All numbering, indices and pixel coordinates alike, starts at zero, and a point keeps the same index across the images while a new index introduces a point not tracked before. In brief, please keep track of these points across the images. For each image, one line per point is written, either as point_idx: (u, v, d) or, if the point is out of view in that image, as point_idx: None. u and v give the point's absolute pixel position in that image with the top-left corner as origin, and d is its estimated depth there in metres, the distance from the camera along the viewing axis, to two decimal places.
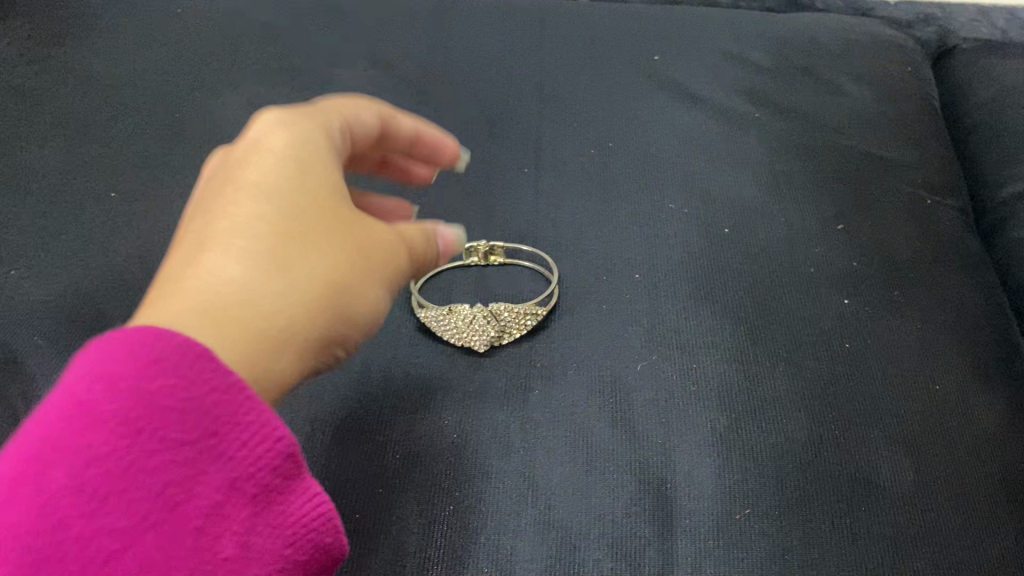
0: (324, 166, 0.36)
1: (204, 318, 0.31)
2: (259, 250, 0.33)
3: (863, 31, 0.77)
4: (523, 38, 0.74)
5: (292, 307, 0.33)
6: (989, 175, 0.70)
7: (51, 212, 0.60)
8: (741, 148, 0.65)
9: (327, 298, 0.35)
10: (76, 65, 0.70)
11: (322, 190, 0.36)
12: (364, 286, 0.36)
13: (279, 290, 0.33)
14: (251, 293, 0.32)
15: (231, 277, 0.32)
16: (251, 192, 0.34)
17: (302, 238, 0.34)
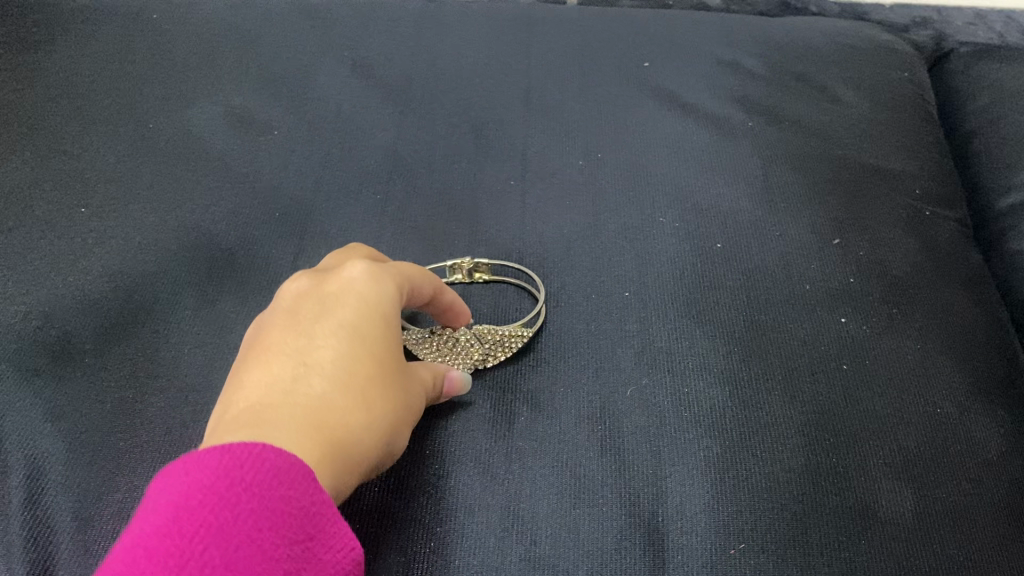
0: (393, 329, 0.44)
1: (320, 447, 0.37)
2: (346, 394, 0.40)
3: (858, 35, 0.75)
4: (509, 44, 0.72)
5: (368, 444, 0.39)
6: (986, 184, 0.68)
7: (18, 229, 0.58)
8: (733, 158, 0.63)
9: (382, 438, 0.40)
10: (47, 72, 0.68)
11: (392, 334, 0.43)
12: (403, 426, 0.42)
13: (359, 431, 0.39)
14: (346, 434, 0.38)
15: (334, 416, 0.38)
16: (340, 337, 0.41)
17: (374, 382, 0.41)
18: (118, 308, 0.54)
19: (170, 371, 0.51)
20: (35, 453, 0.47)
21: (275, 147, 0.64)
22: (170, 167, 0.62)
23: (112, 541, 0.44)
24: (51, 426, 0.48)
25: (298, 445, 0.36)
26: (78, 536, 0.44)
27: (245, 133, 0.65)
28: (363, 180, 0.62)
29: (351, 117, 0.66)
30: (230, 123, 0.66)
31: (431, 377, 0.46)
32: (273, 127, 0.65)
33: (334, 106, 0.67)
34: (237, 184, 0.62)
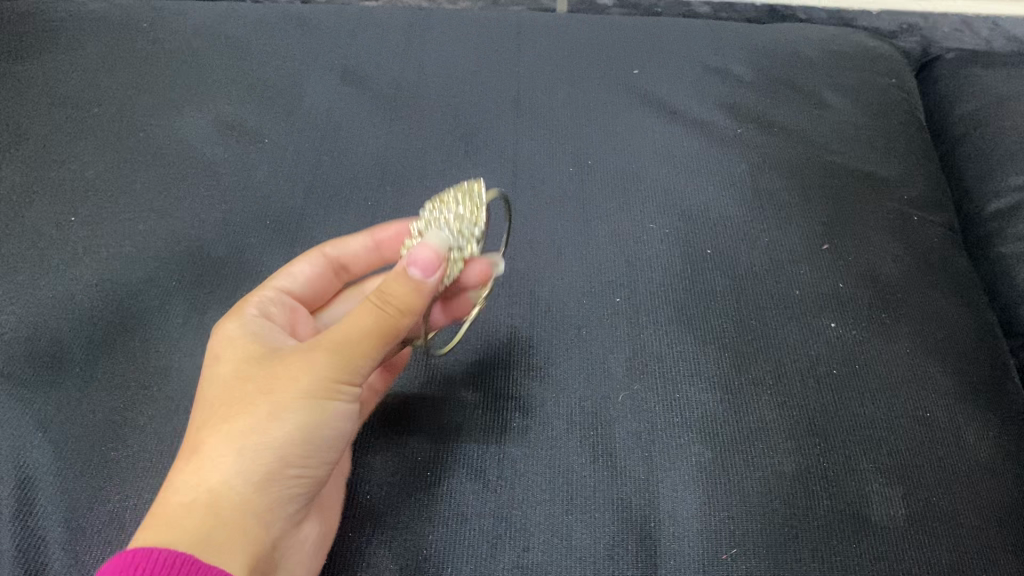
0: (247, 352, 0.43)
1: (161, 511, 0.37)
2: (195, 438, 0.39)
3: (846, 42, 0.76)
4: (499, 51, 0.72)
5: (225, 464, 0.38)
6: (974, 188, 0.69)
7: (8, 239, 0.58)
8: (723, 164, 0.63)
9: (251, 441, 0.39)
10: (34, 81, 0.68)
11: (246, 354, 0.43)
12: (288, 403, 0.40)
13: (207, 461, 0.38)
14: (188, 477, 0.38)
15: (175, 472, 0.39)
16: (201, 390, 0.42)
17: (227, 405, 0.40)
18: (107, 316, 0.54)
19: (162, 380, 0.51)
20: (24, 462, 0.47)
21: (264, 155, 0.64)
22: (159, 175, 0.62)
23: (106, 550, 0.44)
24: (42, 436, 0.48)
25: (150, 523, 0.37)
26: (69, 545, 0.44)
27: (235, 140, 0.65)
28: (355, 188, 0.62)
29: (341, 125, 0.66)
30: (219, 131, 0.66)
31: (367, 310, 0.40)
32: (262, 135, 0.65)
33: (324, 115, 0.67)
34: (228, 191, 0.62)
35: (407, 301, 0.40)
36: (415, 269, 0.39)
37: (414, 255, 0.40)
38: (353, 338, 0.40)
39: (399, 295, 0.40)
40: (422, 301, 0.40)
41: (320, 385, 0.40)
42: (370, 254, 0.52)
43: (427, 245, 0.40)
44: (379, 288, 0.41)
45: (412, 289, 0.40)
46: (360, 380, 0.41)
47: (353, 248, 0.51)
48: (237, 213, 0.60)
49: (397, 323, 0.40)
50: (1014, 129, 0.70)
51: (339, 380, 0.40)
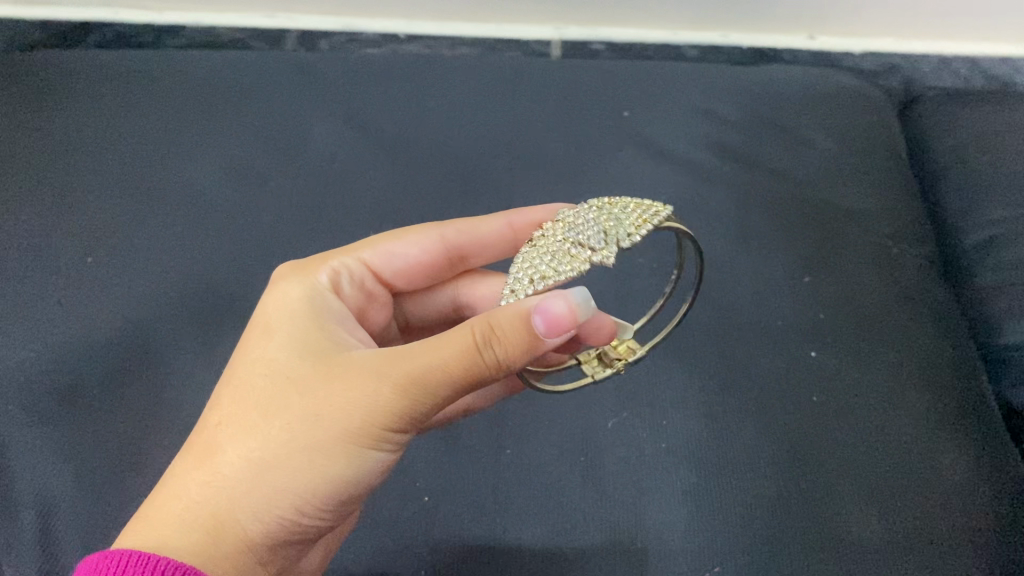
0: (307, 351, 0.40)
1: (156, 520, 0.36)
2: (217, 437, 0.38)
3: (829, 82, 0.79)
4: (495, 95, 0.75)
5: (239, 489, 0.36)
6: (954, 221, 0.71)
7: (28, 279, 0.61)
8: (709, 201, 0.66)
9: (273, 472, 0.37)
10: (51, 128, 0.71)
11: (302, 346, 0.40)
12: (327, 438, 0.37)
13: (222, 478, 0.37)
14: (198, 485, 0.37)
15: (185, 474, 0.37)
16: (248, 366, 0.40)
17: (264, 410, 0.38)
18: (124, 353, 0.57)
19: (176, 413, 0.55)
20: (54, 494, 0.51)
21: (271, 196, 0.67)
22: (170, 216, 0.66)
23: None
24: (68, 467, 0.52)
25: (165, 535, 0.36)
26: None
27: (243, 183, 0.68)
28: (357, 229, 0.66)
29: (344, 168, 0.69)
30: (228, 174, 0.69)
31: (457, 336, 0.36)
32: (269, 178, 0.69)
33: (328, 157, 0.70)
34: (236, 232, 0.65)
35: (512, 354, 0.36)
36: (541, 321, 0.36)
37: (543, 304, 0.36)
38: (427, 380, 0.36)
39: (505, 344, 0.36)
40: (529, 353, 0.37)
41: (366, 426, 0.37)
42: (495, 241, 0.52)
43: (563, 297, 0.36)
44: (490, 325, 0.36)
45: (525, 341, 0.36)
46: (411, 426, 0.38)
47: (477, 232, 0.52)
48: (246, 251, 0.63)
49: (482, 377, 0.36)
50: (991, 165, 0.73)
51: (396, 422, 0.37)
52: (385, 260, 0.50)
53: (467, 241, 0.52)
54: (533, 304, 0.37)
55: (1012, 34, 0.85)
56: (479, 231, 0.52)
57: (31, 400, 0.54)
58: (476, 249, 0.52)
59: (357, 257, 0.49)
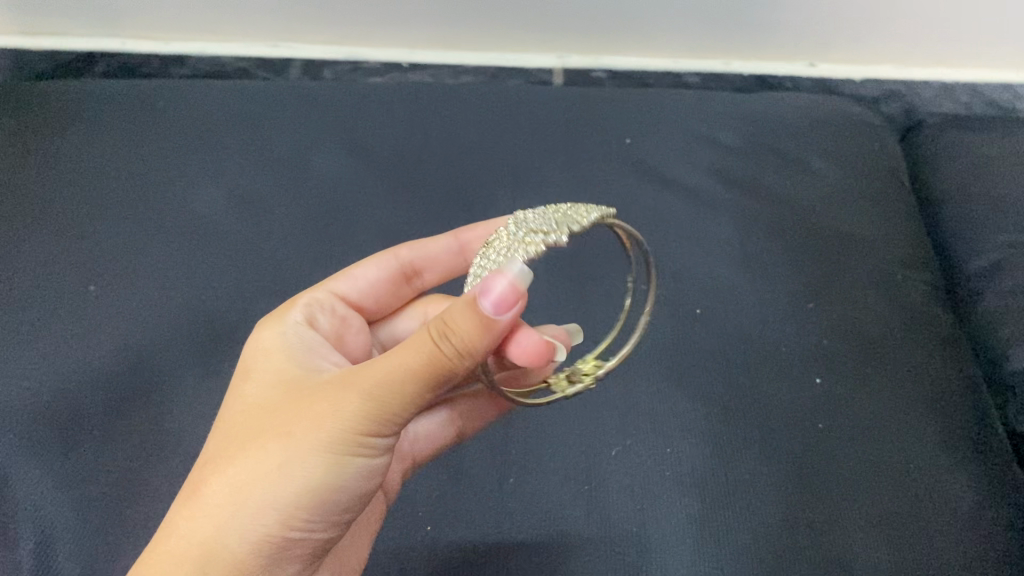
0: (286, 385, 0.41)
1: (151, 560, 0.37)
2: (205, 474, 0.39)
3: (830, 109, 0.79)
4: (497, 123, 0.76)
5: (225, 519, 0.37)
6: (957, 248, 0.71)
7: (32, 306, 0.61)
8: (711, 228, 0.67)
9: (257, 498, 0.37)
10: (56, 157, 0.72)
11: (282, 379, 0.41)
12: (306, 455, 0.37)
13: (209, 509, 0.37)
14: (188, 521, 0.37)
15: (177, 514, 0.38)
16: (237, 404, 0.41)
17: (245, 441, 0.38)
18: (126, 380, 0.57)
19: (178, 440, 0.54)
20: (55, 521, 0.51)
21: (274, 223, 0.67)
22: (173, 243, 0.66)
23: None
24: (70, 494, 0.52)
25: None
26: None
27: (247, 210, 0.68)
28: (360, 256, 0.66)
29: (347, 195, 0.70)
30: (232, 202, 0.69)
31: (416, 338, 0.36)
32: (272, 205, 0.69)
33: (330, 185, 0.70)
34: (239, 259, 0.65)
35: (469, 342, 0.34)
36: (485, 303, 0.34)
37: (488, 287, 0.34)
38: (393, 381, 0.36)
39: (458, 336, 0.34)
40: (490, 338, 0.35)
41: (342, 437, 0.37)
42: (447, 255, 0.54)
43: (504, 272, 0.35)
44: (441, 318, 0.35)
45: (480, 327, 0.34)
46: (391, 430, 0.38)
47: (428, 249, 0.53)
48: (248, 278, 0.63)
49: (444, 372, 0.35)
50: (993, 192, 0.73)
51: (370, 428, 0.37)
52: (350, 284, 0.51)
53: (419, 258, 0.53)
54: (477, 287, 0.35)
55: (1011, 62, 0.85)
56: (428, 248, 0.53)
57: (33, 427, 0.54)
58: (428, 265, 0.54)
59: (325, 290, 0.50)
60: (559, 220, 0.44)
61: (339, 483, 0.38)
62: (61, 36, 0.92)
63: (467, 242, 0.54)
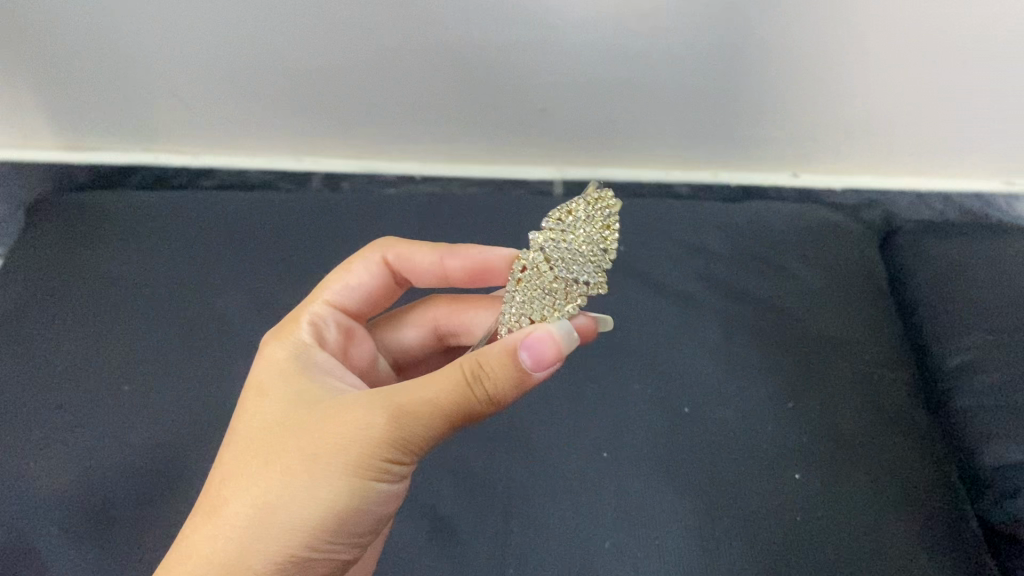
0: (307, 403, 0.44)
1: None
2: (225, 494, 0.42)
3: (811, 218, 0.85)
4: (502, 232, 0.82)
5: (244, 540, 0.40)
6: (933, 346, 0.76)
7: (71, 404, 0.66)
8: (699, 330, 0.72)
9: (277, 521, 0.40)
10: (95, 265, 0.78)
11: (303, 397, 0.44)
12: (323, 478, 0.40)
13: (230, 529, 0.41)
14: (209, 541, 0.41)
15: (195, 534, 0.42)
16: (253, 418, 0.45)
17: (267, 459, 0.42)
18: (156, 473, 0.62)
19: None
20: None
21: None
22: (200, 342, 0.71)
23: None
24: None
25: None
26: None
27: (269, 311, 0.74)
28: None
29: None
30: (254, 303, 0.74)
31: (447, 374, 0.40)
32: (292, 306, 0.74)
33: None
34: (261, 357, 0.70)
35: (498, 387, 0.39)
36: (526, 355, 0.39)
37: (530, 339, 0.39)
38: (419, 412, 0.40)
39: (493, 380, 0.39)
40: (519, 385, 0.40)
41: (359, 462, 0.40)
42: (430, 270, 0.57)
43: (550, 333, 0.39)
44: (477, 361, 0.39)
45: (512, 375, 0.39)
46: (409, 459, 0.41)
47: (415, 261, 0.56)
48: None
49: (469, 410, 0.39)
50: (965, 295, 0.78)
51: (388, 458, 0.40)
52: (345, 295, 0.55)
53: (404, 267, 0.57)
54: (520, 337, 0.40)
55: (981, 172, 0.92)
56: (413, 260, 0.56)
57: (71, 518, 0.59)
58: (412, 273, 0.57)
59: (324, 302, 0.54)
60: (589, 255, 0.44)
61: (357, 507, 0.41)
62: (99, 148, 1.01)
63: (449, 262, 0.56)
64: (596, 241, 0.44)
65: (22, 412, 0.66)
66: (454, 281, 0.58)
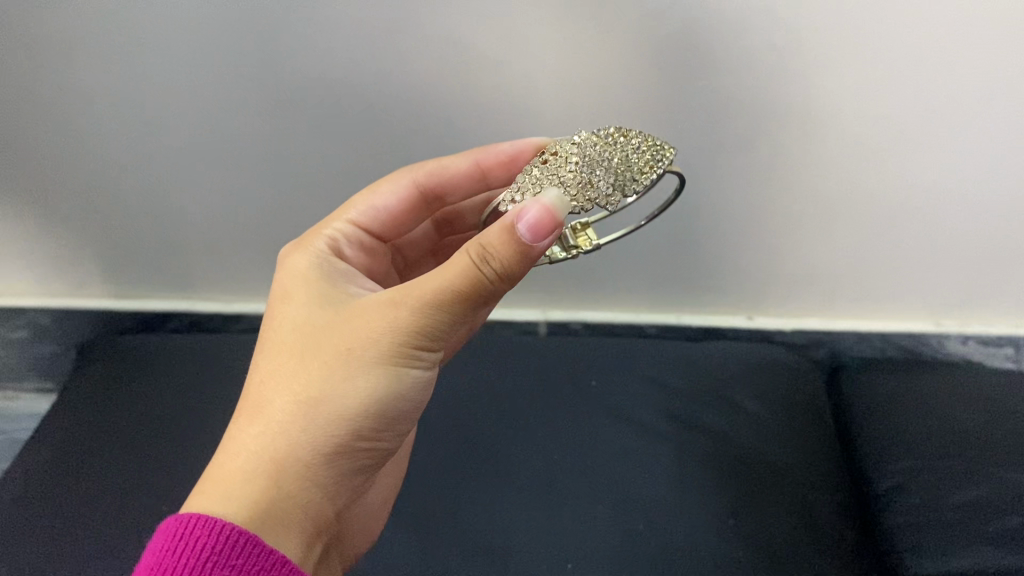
0: (331, 311, 0.53)
1: (223, 474, 0.48)
2: (266, 398, 0.51)
3: (761, 355, 0.97)
4: (488, 373, 0.95)
5: (290, 431, 0.49)
6: (869, 470, 0.86)
7: (118, 524, 0.79)
8: (656, 457, 0.83)
9: (321, 406, 0.49)
10: (141, 403, 0.93)
11: (329, 307, 0.54)
12: (361, 369, 0.50)
13: (276, 421, 0.49)
14: (256, 437, 0.49)
15: (242, 434, 0.50)
16: (282, 326, 0.54)
17: (303, 356, 0.51)
18: None
19: None
20: None
21: None
22: None
23: None
24: None
25: (246, 475, 0.48)
26: None
27: None
28: None
29: None
30: None
31: (455, 263, 0.47)
32: None
33: None
34: None
35: (504, 267, 0.46)
36: (524, 229, 0.45)
37: (527, 215, 0.46)
38: (436, 297, 0.48)
39: (498, 263, 0.46)
40: (530, 262, 0.47)
41: (389, 350, 0.49)
42: (459, 176, 0.69)
43: (540, 203, 0.46)
44: (479, 245, 0.46)
45: (518, 252, 0.46)
46: (429, 346, 0.50)
47: (448, 165, 0.69)
48: None
49: (477, 289, 0.47)
50: (896, 424, 0.89)
51: (410, 342, 0.49)
52: (372, 215, 0.68)
53: (433, 181, 0.69)
54: (515, 215, 0.46)
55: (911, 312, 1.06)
56: (446, 168, 0.69)
57: None
58: (443, 182, 0.69)
59: (348, 222, 0.66)
60: (623, 178, 0.58)
61: (387, 391, 0.50)
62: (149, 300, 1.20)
63: (484, 163, 0.69)
64: (636, 169, 0.59)
65: (76, 530, 0.78)
66: (481, 183, 0.70)
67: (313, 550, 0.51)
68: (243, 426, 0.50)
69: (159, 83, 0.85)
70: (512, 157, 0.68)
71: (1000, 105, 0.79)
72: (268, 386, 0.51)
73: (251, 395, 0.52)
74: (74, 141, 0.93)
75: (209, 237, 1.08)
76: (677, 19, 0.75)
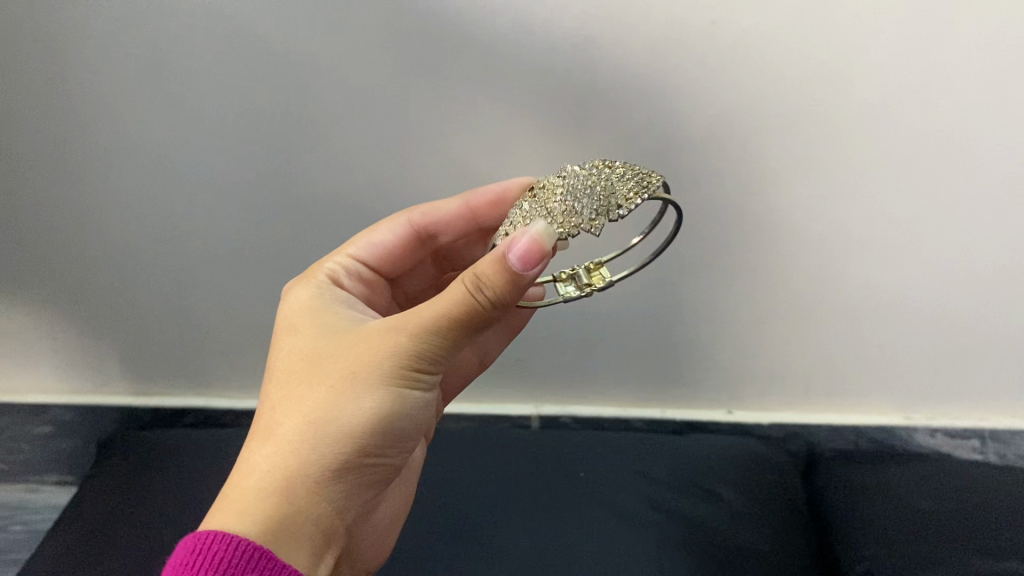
0: (337, 340, 0.60)
1: (238, 493, 0.54)
2: (278, 420, 0.57)
3: (741, 448, 1.03)
4: (483, 464, 1.02)
5: (301, 449, 0.55)
6: (843, 555, 0.91)
7: None
8: (637, 543, 0.88)
9: (329, 426, 0.56)
10: (157, 492, 0.99)
11: (335, 336, 0.61)
12: (365, 391, 0.56)
13: (287, 439, 0.56)
14: (269, 456, 0.56)
15: (255, 455, 0.56)
16: (290, 355, 0.61)
17: (310, 381, 0.58)
18: None
19: None
20: None
21: None
22: None
23: None
24: None
25: (260, 492, 0.54)
26: None
27: None
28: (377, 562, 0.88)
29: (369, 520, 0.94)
30: None
31: (453, 293, 0.55)
32: None
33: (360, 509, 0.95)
34: None
35: (496, 293, 0.53)
36: (513, 259, 0.53)
37: (516, 246, 0.53)
38: (435, 324, 0.55)
39: (490, 290, 0.53)
40: (518, 291, 0.54)
41: (389, 373, 0.56)
42: (449, 215, 0.79)
43: (529, 235, 0.53)
44: (474, 275, 0.53)
45: (508, 281, 0.53)
46: (427, 368, 0.57)
47: (442, 209, 0.78)
48: None
49: (470, 313, 0.54)
50: (868, 512, 0.94)
51: (407, 363, 0.56)
52: (371, 250, 0.78)
53: (426, 221, 0.79)
54: (507, 247, 0.53)
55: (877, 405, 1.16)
56: (439, 210, 0.78)
57: None
58: (436, 220, 0.79)
59: (349, 253, 0.76)
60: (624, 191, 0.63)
61: (389, 410, 0.57)
62: (170, 398, 1.28)
63: (473, 203, 0.78)
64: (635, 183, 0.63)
65: None
66: (470, 223, 0.80)
67: (322, 563, 0.57)
68: (257, 447, 0.57)
69: (191, 199, 0.97)
70: (498, 196, 0.78)
71: (951, 219, 0.90)
72: (280, 410, 0.58)
73: (265, 419, 0.59)
74: (113, 250, 1.04)
75: (236, 337, 1.17)
76: (659, 147, 0.86)
